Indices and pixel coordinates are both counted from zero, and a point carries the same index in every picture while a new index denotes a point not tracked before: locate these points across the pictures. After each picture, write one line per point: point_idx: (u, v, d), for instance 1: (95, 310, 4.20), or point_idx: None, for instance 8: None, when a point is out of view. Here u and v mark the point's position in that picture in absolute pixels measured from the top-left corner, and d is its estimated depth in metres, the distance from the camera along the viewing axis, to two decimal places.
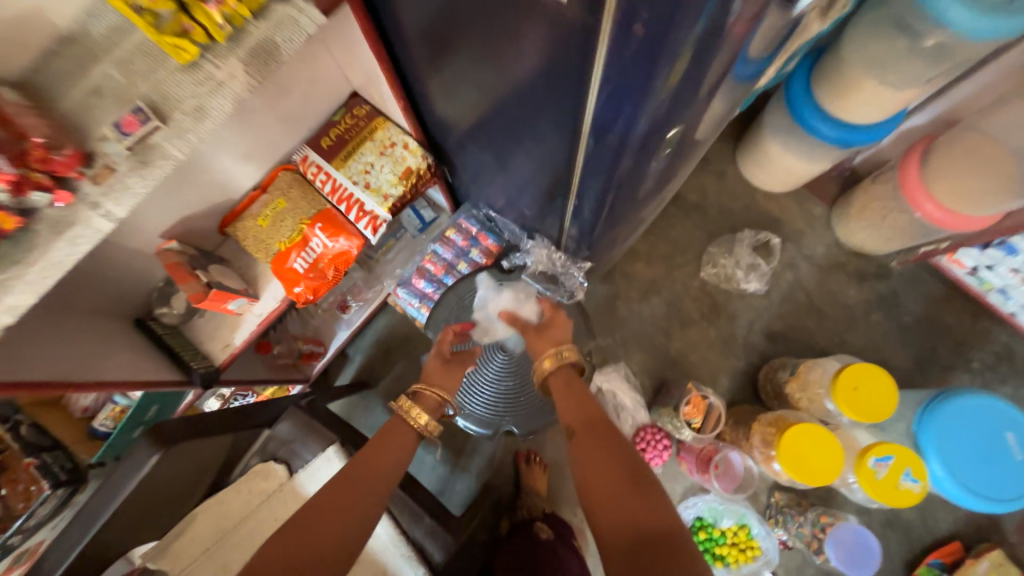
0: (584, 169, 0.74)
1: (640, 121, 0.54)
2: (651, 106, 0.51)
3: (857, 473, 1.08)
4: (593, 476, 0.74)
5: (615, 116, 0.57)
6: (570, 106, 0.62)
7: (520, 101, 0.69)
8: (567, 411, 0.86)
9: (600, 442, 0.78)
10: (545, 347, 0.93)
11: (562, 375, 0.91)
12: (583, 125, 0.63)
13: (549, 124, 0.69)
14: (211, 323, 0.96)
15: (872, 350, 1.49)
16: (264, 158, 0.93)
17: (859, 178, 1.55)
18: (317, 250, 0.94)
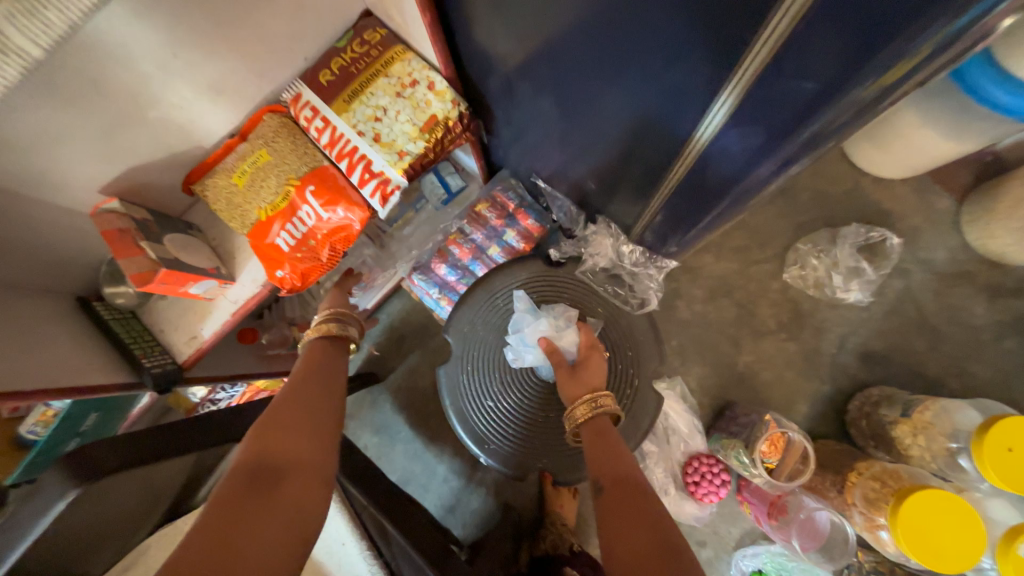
0: (686, 173, 0.60)
1: (790, 142, 0.43)
2: (816, 125, 0.39)
3: (1001, 561, 0.82)
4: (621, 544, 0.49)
5: (750, 134, 0.46)
6: (689, 105, 0.49)
7: (612, 85, 0.54)
8: (592, 460, 0.61)
9: (630, 506, 0.53)
10: (575, 394, 0.70)
11: (593, 424, 0.66)
12: (700, 135, 0.52)
13: (651, 115, 0.54)
14: (174, 307, 0.76)
15: (998, 385, 1.17)
16: (241, 93, 0.69)
17: (1005, 166, 1.21)
18: (307, 221, 0.71)
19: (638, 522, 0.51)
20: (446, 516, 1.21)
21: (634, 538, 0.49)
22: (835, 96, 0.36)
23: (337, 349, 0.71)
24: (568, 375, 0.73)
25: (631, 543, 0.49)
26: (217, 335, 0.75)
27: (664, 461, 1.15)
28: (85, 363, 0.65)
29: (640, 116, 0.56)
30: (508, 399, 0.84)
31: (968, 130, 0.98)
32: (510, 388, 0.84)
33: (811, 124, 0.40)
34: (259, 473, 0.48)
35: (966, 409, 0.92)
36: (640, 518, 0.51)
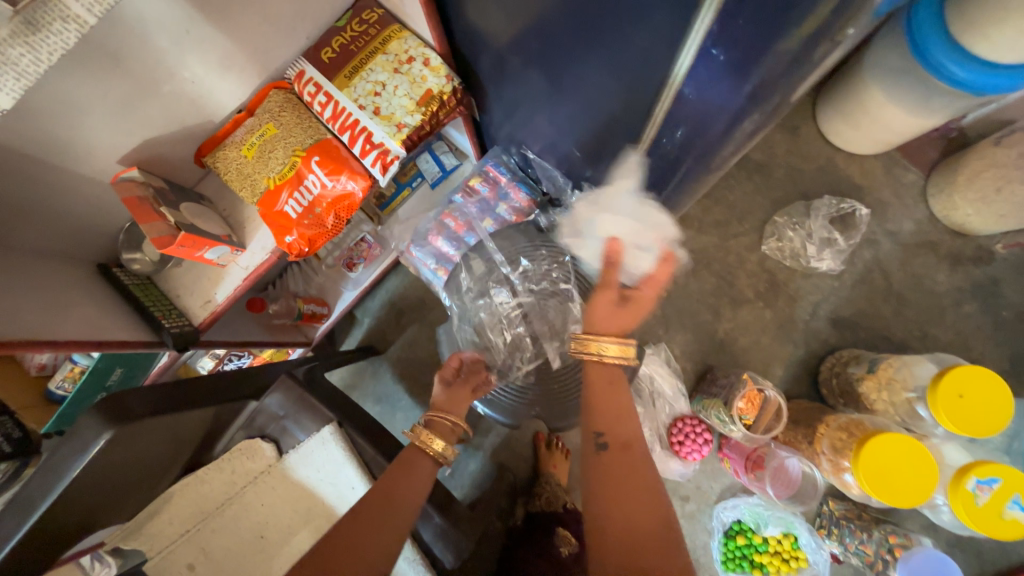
0: (658, 134, 0.62)
1: (721, 116, 0.50)
2: (756, 79, 0.43)
3: (951, 496, 0.90)
4: (615, 502, 0.55)
5: (707, 84, 0.48)
6: (655, 63, 0.51)
7: (588, 44, 0.57)
8: (601, 413, 0.62)
9: (626, 470, 0.57)
10: (613, 331, 0.65)
11: (608, 371, 0.65)
12: (665, 94, 0.54)
13: (623, 77, 0.57)
14: (189, 274, 0.81)
15: (959, 345, 1.26)
16: (247, 70, 0.74)
17: (966, 142, 1.28)
18: (313, 190, 0.76)
19: (637, 491, 0.56)
20: (446, 479, 1.29)
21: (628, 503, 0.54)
22: (770, 46, 0.40)
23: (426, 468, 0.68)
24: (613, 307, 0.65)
25: (626, 506, 0.54)
26: (229, 299, 0.80)
27: (650, 422, 1.22)
28: (109, 323, 0.70)
29: (612, 80, 0.59)
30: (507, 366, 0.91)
31: (928, 105, 1.05)
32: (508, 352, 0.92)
33: (754, 75, 0.43)
34: None
35: (925, 363, 1.00)
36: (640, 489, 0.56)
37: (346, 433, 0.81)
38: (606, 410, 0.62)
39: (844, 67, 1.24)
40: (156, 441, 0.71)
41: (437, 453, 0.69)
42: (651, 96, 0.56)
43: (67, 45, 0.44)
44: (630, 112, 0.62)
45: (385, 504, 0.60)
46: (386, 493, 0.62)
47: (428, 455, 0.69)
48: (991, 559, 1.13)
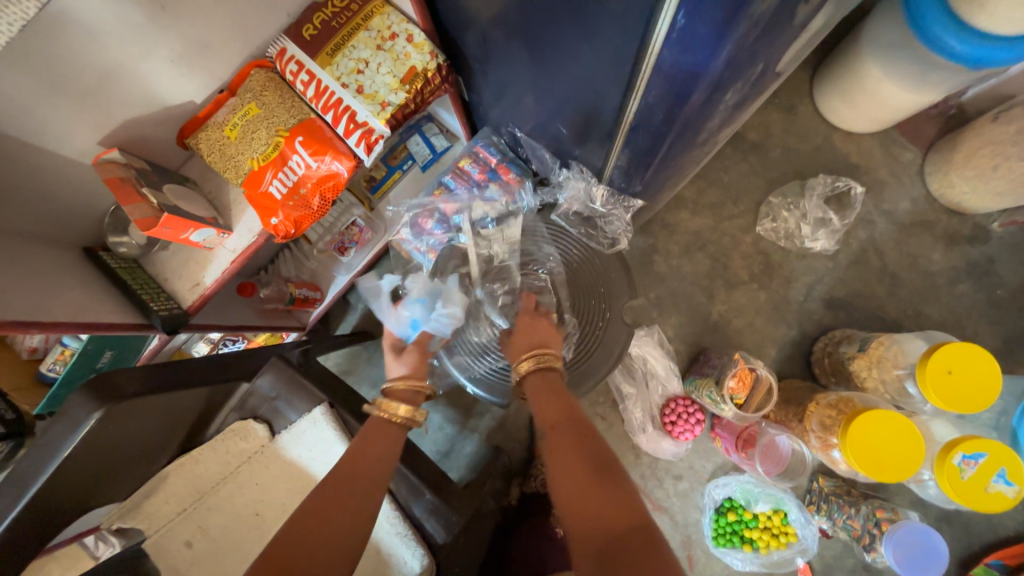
0: (638, 110, 0.61)
1: (698, 89, 0.51)
2: (736, 39, 0.43)
3: (937, 471, 0.91)
4: (566, 468, 0.57)
5: (685, 49, 0.46)
6: (631, 29, 0.49)
7: (567, 15, 0.55)
8: (542, 405, 0.67)
9: (574, 439, 0.60)
10: (519, 352, 0.76)
11: (544, 375, 0.71)
12: (643, 69, 0.53)
13: (604, 51, 0.55)
14: (177, 257, 0.80)
15: (952, 324, 1.26)
16: (227, 47, 0.72)
17: (966, 119, 1.26)
18: (298, 170, 0.76)
19: (583, 452, 0.58)
20: (442, 460, 1.30)
21: (575, 463, 0.57)
22: (746, 7, 0.40)
23: (387, 437, 0.66)
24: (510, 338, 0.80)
25: (573, 467, 0.56)
26: (217, 282, 0.80)
27: (642, 403, 1.24)
28: (97, 305, 0.70)
29: (592, 62, 0.59)
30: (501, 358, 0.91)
31: (926, 80, 1.03)
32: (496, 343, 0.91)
33: (735, 33, 0.43)
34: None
35: (915, 341, 1.00)
36: (585, 451, 0.58)
37: (337, 414, 0.81)
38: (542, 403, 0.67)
39: (841, 43, 1.21)
40: (149, 419, 0.72)
41: (402, 417, 0.68)
42: (628, 81, 0.57)
43: (30, 16, 0.44)
44: (611, 95, 0.62)
45: (352, 479, 0.59)
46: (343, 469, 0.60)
47: (397, 425, 0.68)
48: (977, 533, 1.15)
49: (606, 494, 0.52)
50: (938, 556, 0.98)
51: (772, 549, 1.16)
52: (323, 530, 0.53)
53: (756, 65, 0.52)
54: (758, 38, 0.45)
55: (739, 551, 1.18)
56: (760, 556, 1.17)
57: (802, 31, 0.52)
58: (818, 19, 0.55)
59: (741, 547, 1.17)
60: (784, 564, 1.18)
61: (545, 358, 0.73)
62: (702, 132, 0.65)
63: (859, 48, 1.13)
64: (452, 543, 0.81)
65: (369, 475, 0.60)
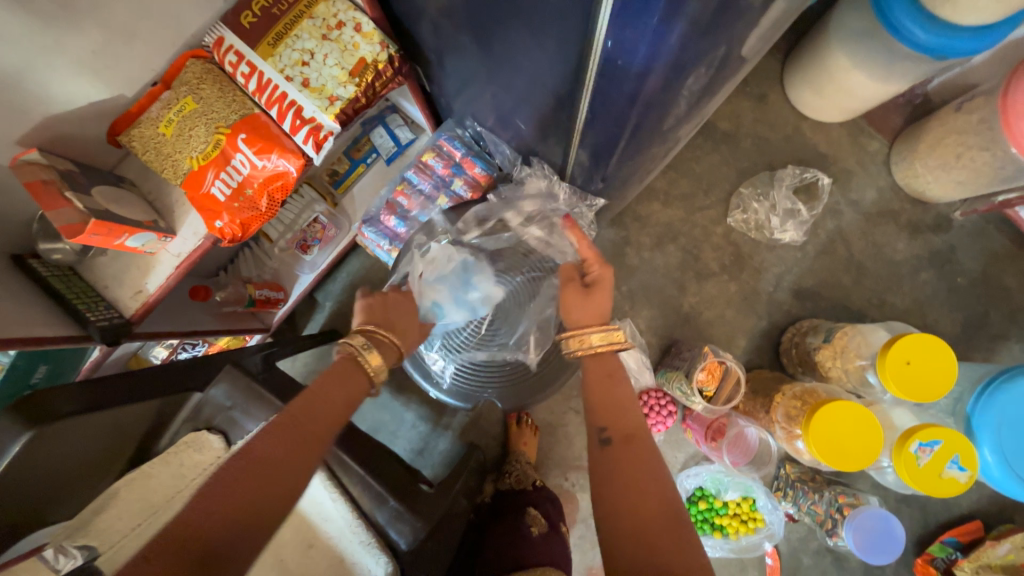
0: (590, 106, 0.59)
1: (652, 78, 0.48)
2: (686, 21, 0.40)
3: (895, 459, 0.94)
4: (626, 494, 0.57)
5: (633, 39, 0.44)
6: (570, 24, 0.48)
7: (512, 13, 0.53)
8: (602, 408, 0.64)
9: (638, 463, 0.59)
10: (599, 322, 0.70)
11: (605, 362, 0.69)
12: (590, 63, 0.51)
13: (552, 49, 0.54)
14: (116, 262, 0.76)
15: (914, 313, 1.29)
16: (155, 35, 0.67)
17: (930, 108, 1.27)
18: (241, 170, 0.72)
19: (648, 478, 0.58)
20: (415, 459, 1.29)
21: (644, 493, 0.56)
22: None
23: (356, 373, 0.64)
24: (578, 295, 0.73)
25: (637, 497, 0.56)
26: (161, 289, 0.76)
27: None
28: (26, 318, 0.65)
29: (543, 56, 0.57)
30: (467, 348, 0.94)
31: (894, 69, 1.02)
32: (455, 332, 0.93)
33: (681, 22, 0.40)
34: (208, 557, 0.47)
35: (877, 331, 1.02)
36: (651, 480, 0.58)
37: None
38: (609, 406, 0.64)
39: (811, 30, 1.20)
40: (91, 432, 0.69)
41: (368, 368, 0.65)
42: (578, 76, 0.54)
43: None
44: (566, 91, 0.60)
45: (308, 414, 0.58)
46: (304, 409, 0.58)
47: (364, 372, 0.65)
48: (934, 512, 1.20)
49: (667, 541, 0.53)
50: (896, 539, 1.01)
51: (741, 535, 1.18)
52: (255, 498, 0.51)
53: (712, 53, 0.49)
54: (713, 20, 0.42)
55: (708, 538, 1.21)
56: (730, 542, 1.20)
57: (760, 19, 0.50)
58: (779, 6, 0.53)
59: (711, 534, 1.19)
60: (752, 549, 1.21)
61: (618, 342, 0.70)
62: (663, 124, 0.63)
63: (827, 37, 1.12)
64: (417, 548, 0.80)
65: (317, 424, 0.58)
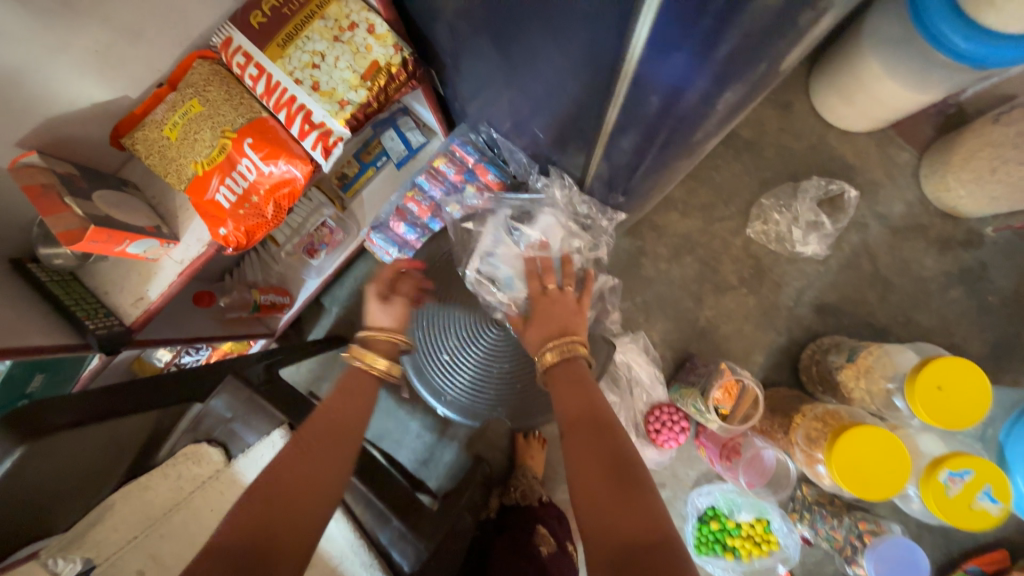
0: (615, 118, 0.56)
1: (696, 86, 0.45)
2: (737, 34, 0.37)
3: (923, 488, 0.89)
4: (581, 465, 0.54)
5: (676, 50, 0.41)
6: (599, 33, 0.45)
7: (535, 20, 0.50)
8: (560, 397, 0.63)
9: (592, 436, 0.56)
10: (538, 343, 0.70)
11: (568, 366, 0.66)
12: (620, 70, 0.47)
13: (580, 57, 0.50)
14: (118, 267, 0.74)
15: (941, 331, 1.23)
16: (161, 34, 0.64)
17: (964, 119, 1.22)
18: (247, 176, 0.69)
19: (600, 451, 0.54)
20: (420, 469, 1.26)
21: (591, 460, 0.53)
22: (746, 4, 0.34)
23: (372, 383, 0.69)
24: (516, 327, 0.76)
25: (591, 465, 0.53)
26: (163, 296, 0.73)
27: (626, 411, 1.19)
28: (23, 326, 0.63)
29: (568, 61, 0.53)
30: (471, 348, 0.87)
31: (927, 79, 0.97)
32: (458, 308, 0.88)
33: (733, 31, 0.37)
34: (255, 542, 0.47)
35: (905, 352, 0.97)
36: (607, 448, 0.54)
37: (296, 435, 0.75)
38: (561, 395, 0.63)
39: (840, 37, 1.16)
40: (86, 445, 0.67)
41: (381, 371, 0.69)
42: (607, 86, 0.51)
43: None
44: (591, 99, 0.56)
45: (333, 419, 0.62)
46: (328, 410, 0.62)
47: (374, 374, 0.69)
48: (957, 540, 1.15)
49: (625, 504, 0.49)
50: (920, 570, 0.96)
51: (754, 557, 1.13)
52: (303, 481, 0.53)
53: (758, 67, 0.47)
54: (765, 33, 0.39)
55: (720, 559, 1.16)
56: (742, 564, 1.15)
57: (807, 35, 0.47)
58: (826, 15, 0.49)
59: (722, 555, 1.15)
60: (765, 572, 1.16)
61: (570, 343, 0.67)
62: (693, 137, 0.59)
63: (856, 44, 1.07)
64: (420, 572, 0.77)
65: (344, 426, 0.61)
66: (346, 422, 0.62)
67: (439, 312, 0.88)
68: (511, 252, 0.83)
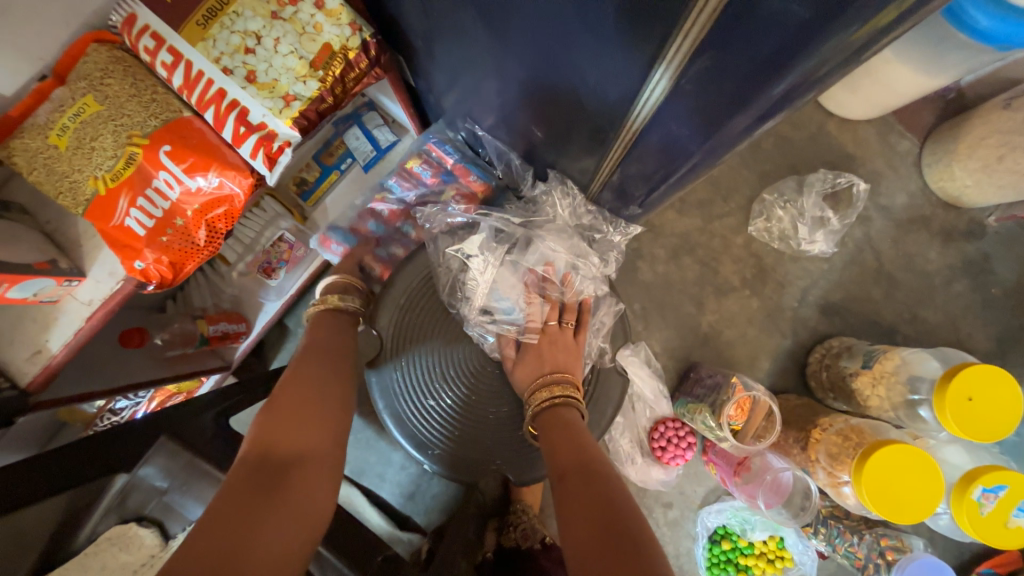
0: (637, 137, 0.54)
1: (753, 106, 0.40)
2: (800, 72, 0.36)
3: (955, 506, 0.83)
4: (572, 508, 0.52)
5: (746, 48, 0.36)
6: (635, 47, 0.42)
7: (555, 33, 0.46)
8: (552, 449, 0.60)
9: (583, 483, 0.54)
10: (530, 381, 0.68)
11: (559, 415, 0.64)
12: (653, 85, 0.45)
13: (611, 27, 0.41)
14: (11, 313, 0.59)
15: (947, 327, 1.18)
16: (37, 11, 0.49)
17: (964, 105, 1.17)
18: (167, 193, 0.55)
19: (589, 492, 0.53)
20: (406, 504, 1.14)
21: (580, 505, 0.52)
22: (823, 34, 0.32)
23: (342, 325, 0.73)
24: (510, 364, 0.72)
25: (581, 512, 0.51)
26: (67, 348, 0.59)
27: (629, 431, 1.11)
28: None
29: (597, 43, 0.44)
30: (460, 388, 0.74)
31: (941, 63, 0.91)
32: (442, 343, 0.75)
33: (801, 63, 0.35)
34: (272, 457, 0.52)
35: (927, 360, 0.91)
36: (598, 495, 0.52)
37: None
38: (555, 444, 0.61)
39: None
40: None
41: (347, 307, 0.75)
42: (650, 64, 0.42)
43: None
44: (619, 82, 0.47)
45: (325, 364, 0.66)
46: (315, 352, 0.67)
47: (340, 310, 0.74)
48: (970, 543, 1.11)
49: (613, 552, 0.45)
50: None
51: None
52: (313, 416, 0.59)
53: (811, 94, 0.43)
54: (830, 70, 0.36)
55: None
56: None
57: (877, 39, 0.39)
58: None
59: None
60: None
61: (565, 391, 0.66)
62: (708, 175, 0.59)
63: None
64: None
65: (338, 369, 0.66)
66: (333, 361, 0.67)
67: (421, 349, 0.75)
68: (508, 279, 0.73)
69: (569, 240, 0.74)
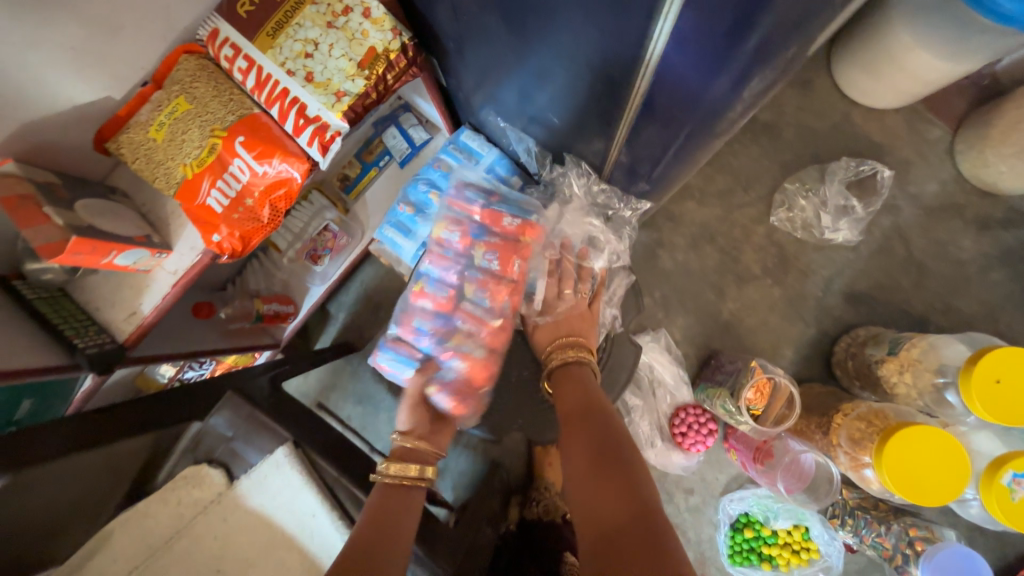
0: (640, 108, 0.58)
1: (737, 58, 0.43)
2: (768, 24, 0.39)
3: (983, 491, 0.82)
4: (576, 457, 0.61)
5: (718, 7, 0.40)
6: (629, 31, 0.48)
7: (561, 22, 0.52)
8: (562, 396, 0.70)
9: (584, 430, 0.63)
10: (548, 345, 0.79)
11: (573, 374, 0.73)
12: (650, 54, 0.49)
13: (607, 9, 0.47)
14: (111, 281, 0.71)
15: (985, 318, 1.15)
16: (143, 29, 0.61)
17: (1000, 90, 1.14)
18: (240, 177, 0.65)
19: (592, 437, 0.62)
20: None
21: (583, 450, 0.61)
22: None
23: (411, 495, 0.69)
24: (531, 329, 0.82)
25: (584, 461, 0.59)
26: (155, 310, 0.70)
27: (649, 415, 1.14)
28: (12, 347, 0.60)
29: (598, 27, 0.49)
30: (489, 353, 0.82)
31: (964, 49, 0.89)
32: None
33: (762, 23, 0.39)
34: None
35: (955, 344, 0.90)
36: (599, 441, 0.61)
37: (304, 454, 0.71)
38: (564, 393, 0.70)
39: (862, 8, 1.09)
40: (82, 472, 0.64)
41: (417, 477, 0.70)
42: (642, 35, 0.47)
43: None
44: (618, 58, 0.52)
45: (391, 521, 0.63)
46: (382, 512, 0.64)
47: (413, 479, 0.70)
48: (1013, 542, 1.06)
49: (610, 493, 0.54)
50: None
51: (792, 566, 1.07)
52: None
53: (798, 51, 0.44)
54: (796, 27, 0.39)
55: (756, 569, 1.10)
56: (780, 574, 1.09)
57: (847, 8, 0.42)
58: None
59: (759, 565, 1.08)
60: None
61: (580, 353, 0.74)
62: (713, 142, 0.62)
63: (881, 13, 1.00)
64: None
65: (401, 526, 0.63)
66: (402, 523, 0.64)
67: None
68: None
69: (585, 218, 0.82)
